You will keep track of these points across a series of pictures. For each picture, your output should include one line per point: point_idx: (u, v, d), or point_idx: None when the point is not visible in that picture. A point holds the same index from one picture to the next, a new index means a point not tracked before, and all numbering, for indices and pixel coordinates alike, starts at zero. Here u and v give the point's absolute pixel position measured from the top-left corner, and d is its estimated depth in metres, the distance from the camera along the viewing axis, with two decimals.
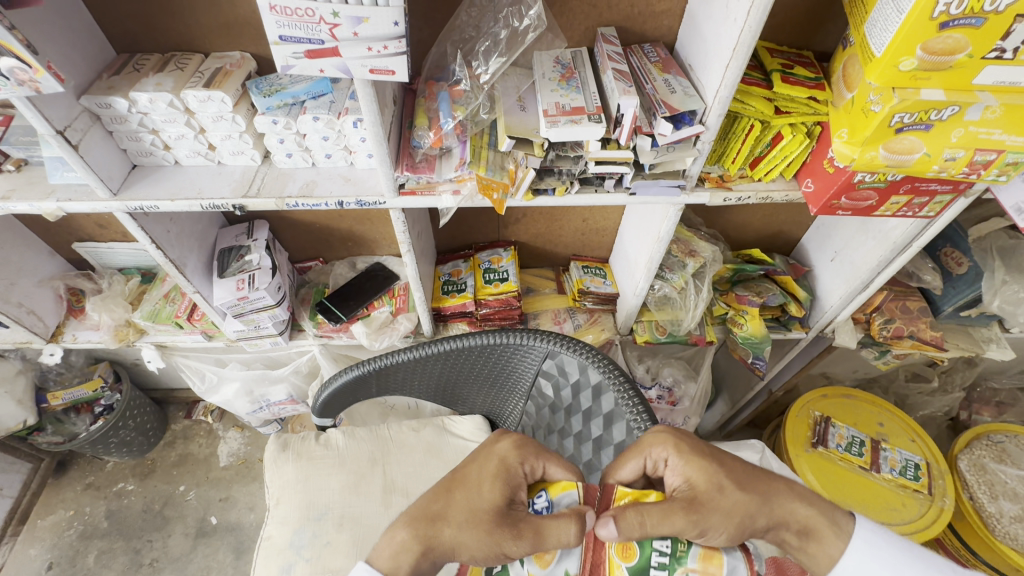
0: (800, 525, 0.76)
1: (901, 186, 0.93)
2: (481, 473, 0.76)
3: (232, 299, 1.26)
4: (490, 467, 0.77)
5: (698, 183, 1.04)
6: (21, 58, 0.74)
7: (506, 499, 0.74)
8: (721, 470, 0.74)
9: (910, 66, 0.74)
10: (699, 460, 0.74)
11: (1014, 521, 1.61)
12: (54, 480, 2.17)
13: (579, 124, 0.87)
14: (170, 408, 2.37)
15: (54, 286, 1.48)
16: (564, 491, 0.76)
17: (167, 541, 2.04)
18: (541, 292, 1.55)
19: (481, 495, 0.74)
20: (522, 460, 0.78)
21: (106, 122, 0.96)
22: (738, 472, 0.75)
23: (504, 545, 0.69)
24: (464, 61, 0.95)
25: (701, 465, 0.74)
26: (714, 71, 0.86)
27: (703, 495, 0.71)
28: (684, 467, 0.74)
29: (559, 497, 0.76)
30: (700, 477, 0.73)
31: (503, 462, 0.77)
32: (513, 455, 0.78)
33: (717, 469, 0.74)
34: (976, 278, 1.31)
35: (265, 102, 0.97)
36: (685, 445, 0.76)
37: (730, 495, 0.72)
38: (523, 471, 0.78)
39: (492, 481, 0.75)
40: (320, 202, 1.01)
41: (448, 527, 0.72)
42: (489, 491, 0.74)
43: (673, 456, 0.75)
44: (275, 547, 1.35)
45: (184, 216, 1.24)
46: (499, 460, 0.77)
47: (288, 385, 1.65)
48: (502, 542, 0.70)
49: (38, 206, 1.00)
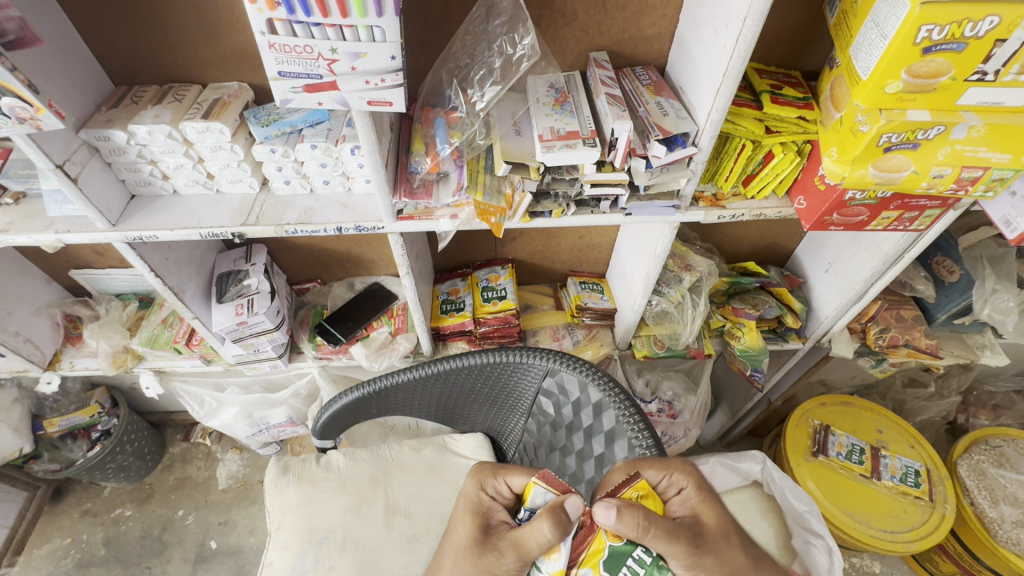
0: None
1: (892, 202, 0.95)
2: (457, 516, 0.84)
3: (231, 324, 1.26)
4: (464, 504, 0.85)
5: (692, 202, 1.05)
6: (21, 97, 0.75)
7: (481, 526, 0.80)
8: (732, 517, 0.75)
9: (895, 88, 0.76)
10: (713, 500, 0.76)
11: (1015, 526, 1.61)
12: (50, 508, 2.14)
13: (575, 148, 0.88)
14: (167, 431, 2.35)
15: (51, 314, 1.47)
16: (533, 492, 0.77)
17: (166, 567, 2.02)
18: (539, 309, 1.56)
19: (459, 533, 0.81)
20: (482, 485, 0.85)
21: (104, 154, 0.97)
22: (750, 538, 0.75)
23: (489, 562, 0.74)
24: (459, 88, 0.97)
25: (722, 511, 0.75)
26: (705, 94, 0.88)
27: (713, 534, 0.72)
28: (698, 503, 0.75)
29: (533, 499, 0.77)
30: (711, 516, 0.74)
31: (469, 495, 0.85)
32: (474, 486, 0.85)
33: (727, 513, 0.75)
34: (969, 287, 1.33)
35: (264, 131, 0.98)
36: (706, 481, 0.77)
37: (734, 547, 0.72)
38: (491, 498, 0.84)
39: (465, 516, 0.82)
40: (319, 228, 1.02)
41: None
42: (464, 525, 0.81)
43: (692, 489, 0.76)
44: (277, 573, 1.34)
45: (182, 243, 1.24)
46: (467, 498, 0.85)
47: (287, 407, 1.64)
48: (489, 561, 0.74)
49: (36, 238, 1.01)
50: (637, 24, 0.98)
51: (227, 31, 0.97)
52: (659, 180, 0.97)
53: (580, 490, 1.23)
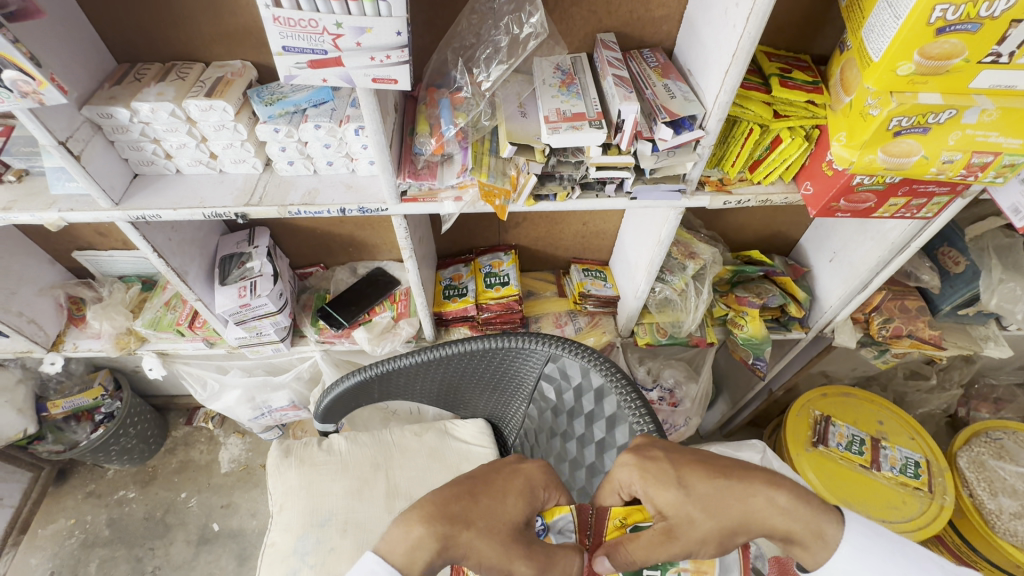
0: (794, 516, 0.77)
1: (900, 188, 0.94)
2: (506, 484, 0.75)
3: (234, 306, 1.26)
4: (516, 482, 0.75)
5: (698, 187, 1.04)
6: (23, 70, 0.75)
7: (524, 519, 0.72)
8: (689, 501, 0.71)
9: (907, 71, 0.75)
10: (665, 487, 0.73)
11: (1013, 517, 1.62)
12: (55, 489, 2.16)
13: (581, 130, 0.87)
14: (170, 415, 2.36)
15: (54, 295, 1.47)
16: (558, 514, 0.78)
17: (169, 548, 2.04)
18: (542, 296, 1.55)
19: (504, 505, 0.72)
20: (548, 486, 0.77)
21: (108, 131, 0.96)
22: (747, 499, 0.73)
23: (513, 565, 0.67)
24: (465, 68, 0.96)
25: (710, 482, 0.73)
26: (713, 76, 0.87)
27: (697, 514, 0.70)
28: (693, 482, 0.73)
29: (554, 520, 0.78)
30: (666, 506, 0.71)
31: (529, 481, 0.76)
32: (539, 478, 0.77)
33: (685, 499, 0.71)
34: (974, 277, 1.32)
35: (267, 111, 0.98)
36: (648, 470, 0.75)
37: (700, 525, 0.70)
38: (543, 496, 0.76)
39: (516, 496, 0.73)
40: (322, 209, 1.02)
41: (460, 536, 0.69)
42: (513, 506, 0.72)
43: (639, 486, 0.74)
44: (279, 554, 1.35)
45: (185, 224, 1.24)
46: (526, 479, 0.76)
47: (290, 391, 1.65)
48: (511, 563, 0.67)
49: (40, 216, 1.00)
50: (646, 4, 0.97)
51: (230, 8, 0.96)
52: (667, 164, 0.96)
53: (581, 476, 1.23)
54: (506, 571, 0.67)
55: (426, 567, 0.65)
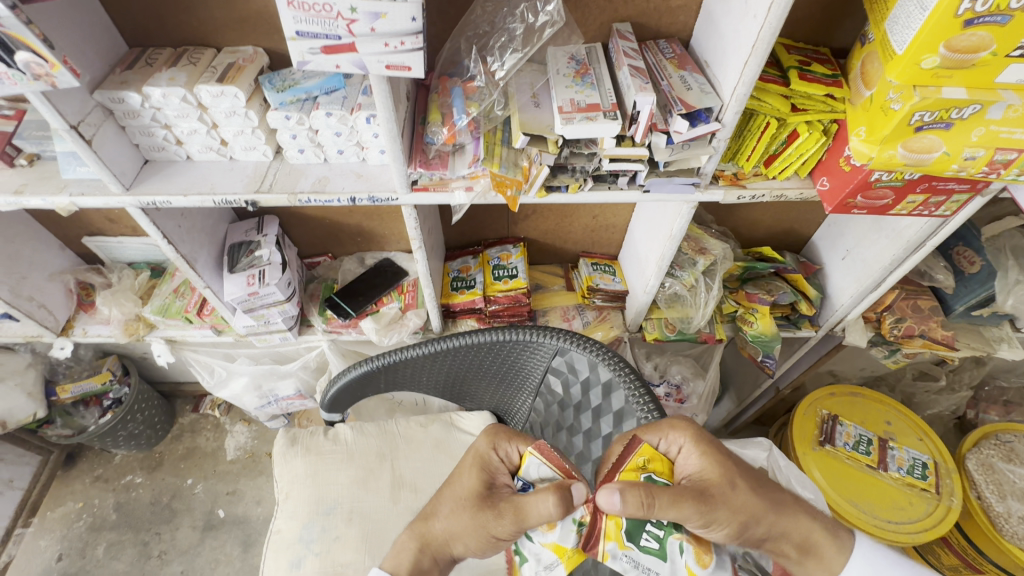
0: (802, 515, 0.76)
1: (919, 184, 0.92)
2: (462, 467, 0.80)
3: (242, 294, 1.27)
4: (468, 459, 0.81)
5: (711, 181, 1.03)
6: (36, 53, 0.74)
7: (485, 484, 0.77)
8: (735, 469, 0.74)
9: (932, 64, 0.73)
10: (715, 452, 0.74)
11: (1022, 520, 1.60)
12: (63, 473, 2.19)
13: (595, 121, 0.86)
14: (177, 402, 2.38)
15: (64, 281, 1.48)
16: (528, 463, 0.77)
17: (175, 533, 2.06)
18: (550, 289, 1.55)
19: (463, 482, 0.77)
20: (493, 445, 0.81)
21: (119, 117, 0.96)
22: (748, 471, 0.75)
23: (487, 526, 0.71)
24: (478, 57, 0.95)
25: (713, 456, 0.73)
26: (731, 67, 0.86)
27: (714, 488, 0.71)
28: (699, 459, 0.74)
29: (527, 470, 0.77)
30: (712, 468, 0.73)
31: (478, 452, 0.81)
32: (486, 442, 0.81)
33: (732, 467, 0.74)
34: (990, 277, 1.30)
35: (279, 97, 0.97)
36: (704, 435, 0.76)
37: (741, 493, 0.72)
38: (498, 458, 0.81)
39: (470, 469, 0.79)
40: (332, 198, 1.01)
41: (438, 522, 0.78)
42: (470, 477, 0.78)
43: (690, 444, 0.75)
44: (284, 541, 1.36)
45: (195, 211, 1.23)
46: (475, 451, 0.81)
47: (296, 380, 1.65)
48: (486, 524, 0.72)
49: (51, 200, 1.00)
50: None
51: None
52: (679, 158, 0.95)
53: (587, 470, 1.23)
54: (485, 532, 0.72)
55: (414, 565, 0.75)
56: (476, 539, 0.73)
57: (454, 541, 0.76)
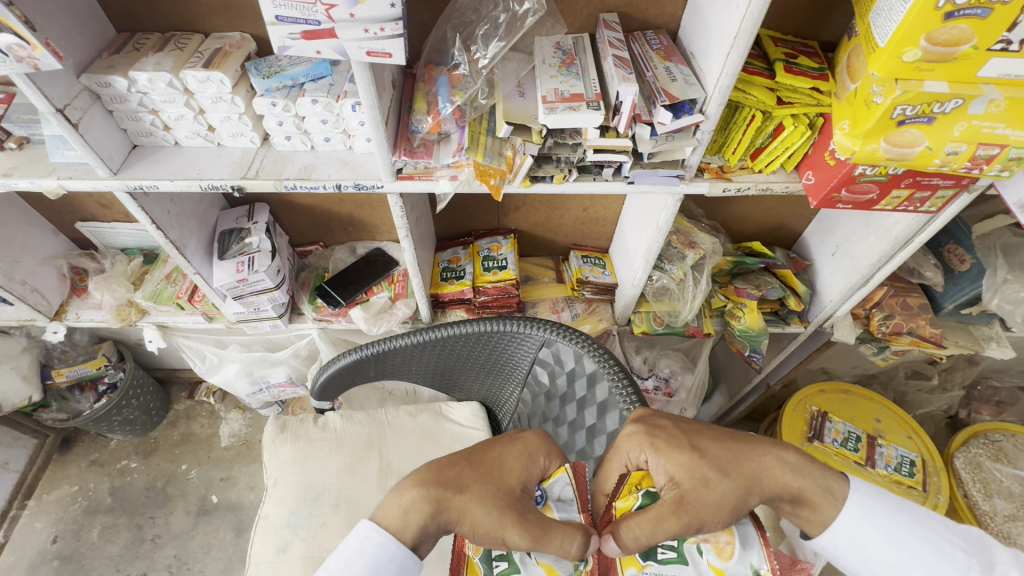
0: (790, 498, 0.75)
1: (903, 179, 0.92)
2: (504, 453, 0.78)
3: (231, 281, 1.27)
4: (513, 449, 0.78)
5: (697, 174, 1.03)
6: (19, 35, 0.75)
7: (520, 486, 0.75)
8: (704, 463, 0.72)
9: (913, 57, 0.73)
10: (679, 455, 0.73)
11: (1007, 519, 1.61)
12: (59, 456, 2.21)
13: (578, 111, 0.86)
14: (172, 388, 2.40)
15: (57, 265, 1.49)
16: (558, 478, 0.78)
17: (169, 518, 2.08)
18: (539, 281, 1.55)
19: (502, 471, 0.75)
20: (542, 454, 0.80)
21: (106, 101, 0.97)
22: (721, 460, 0.73)
23: (509, 526, 0.69)
24: (463, 46, 0.95)
25: (675, 458, 0.73)
26: (715, 59, 0.85)
27: (687, 492, 0.70)
28: (664, 465, 0.73)
29: (553, 485, 0.78)
30: (681, 473, 0.71)
31: (527, 449, 0.79)
32: (537, 447, 0.80)
33: (700, 462, 0.72)
34: (979, 275, 1.30)
35: (265, 83, 0.97)
36: (662, 440, 0.75)
37: (717, 487, 0.70)
38: (539, 464, 0.79)
39: (513, 463, 0.76)
40: (318, 185, 1.02)
41: (460, 495, 0.72)
42: (511, 471, 0.75)
43: (653, 455, 0.74)
44: (272, 526, 1.38)
45: (185, 198, 1.24)
46: (523, 446, 0.79)
47: (287, 367, 1.66)
48: (506, 524, 0.70)
49: (39, 183, 1.01)
50: None
51: None
52: (662, 151, 0.95)
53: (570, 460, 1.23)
54: (500, 533, 0.69)
55: (418, 531, 0.70)
56: (486, 534, 0.70)
57: (463, 520, 0.70)
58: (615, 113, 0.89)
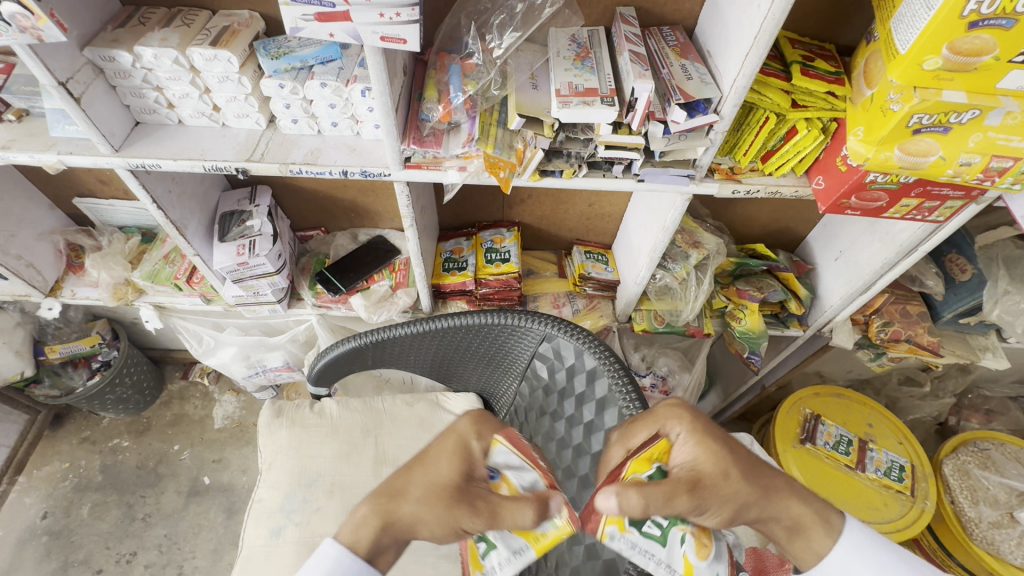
0: (787, 525, 0.75)
1: (914, 188, 0.92)
2: (437, 448, 0.73)
3: (232, 264, 1.26)
4: (448, 443, 0.74)
5: (707, 174, 1.02)
6: (22, 4, 0.73)
7: (463, 475, 0.71)
8: (730, 458, 0.72)
9: (934, 65, 0.72)
10: (711, 442, 0.72)
11: (992, 526, 1.63)
12: (50, 432, 2.20)
13: (592, 106, 0.85)
14: (167, 368, 2.39)
15: (53, 241, 1.46)
16: (495, 448, 0.76)
17: (160, 498, 2.08)
18: (541, 275, 1.54)
19: (439, 469, 0.70)
20: (479, 431, 0.76)
21: (109, 75, 0.95)
22: (745, 462, 0.72)
23: (460, 521, 0.66)
24: (477, 34, 0.93)
25: (707, 442, 0.72)
26: (733, 59, 0.84)
27: (706, 479, 0.69)
28: (694, 447, 0.72)
29: (495, 455, 0.75)
30: (706, 460, 0.71)
31: (460, 437, 0.75)
32: (471, 430, 0.75)
33: (727, 456, 0.71)
34: (979, 286, 1.31)
35: (273, 64, 0.95)
36: (702, 424, 0.74)
37: (734, 484, 0.70)
38: (479, 446, 0.75)
39: (448, 454, 0.72)
40: (324, 170, 1.00)
41: (406, 503, 0.68)
42: (446, 466, 0.71)
43: (688, 433, 0.73)
44: (266, 510, 1.38)
45: (186, 177, 1.22)
46: (456, 436, 0.75)
47: (284, 352, 1.65)
48: (459, 518, 0.66)
49: (38, 157, 0.99)
50: None
51: None
52: (674, 151, 0.94)
53: (567, 455, 1.23)
54: (456, 527, 0.66)
55: (371, 545, 0.66)
56: (442, 533, 0.66)
57: (419, 527, 0.67)
58: (629, 110, 0.88)
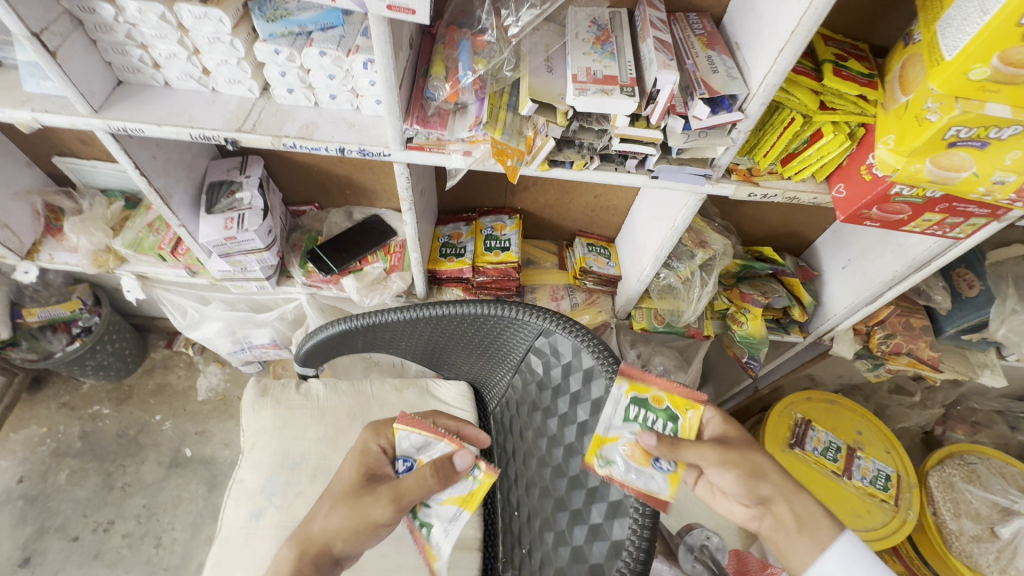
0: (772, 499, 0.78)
1: (938, 204, 0.87)
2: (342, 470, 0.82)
3: (218, 238, 1.20)
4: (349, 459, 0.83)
5: (724, 174, 0.97)
6: None
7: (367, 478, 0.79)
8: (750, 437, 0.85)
9: (981, 75, 0.68)
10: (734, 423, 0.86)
11: (971, 540, 1.64)
12: (28, 396, 2.15)
13: (610, 95, 0.79)
14: (150, 336, 2.33)
15: (31, 201, 1.39)
16: (399, 437, 0.83)
17: (140, 468, 2.05)
18: (541, 266, 1.49)
19: (342, 482, 0.80)
20: (372, 436, 0.84)
21: (90, 29, 0.87)
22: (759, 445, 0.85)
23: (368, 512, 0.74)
24: (492, 9, 0.87)
25: (734, 420, 0.85)
26: (765, 54, 0.78)
27: (732, 440, 0.83)
28: (722, 424, 0.85)
29: (401, 442, 0.82)
30: (730, 430, 0.85)
31: (359, 445, 0.83)
32: (368, 434, 0.85)
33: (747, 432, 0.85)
34: (986, 303, 1.28)
35: (268, 28, 0.88)
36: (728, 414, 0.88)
37: (755, 451, 0.83)
38: (382, 446, 0.84)
39: (351, 466, 0.81)
40: (320, 146, 0.94)
41: (317, 522, 0.76)
42: (349, 474, 0.80)
43: (718, 417, 0.86)
44: (246, 491, 1.35)
45: (172, 143, 1.15)
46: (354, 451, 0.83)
47: (272, 329, 1.60)
48: (366, 509, 0.74)
49: (11, 113, 0.92)
50: None
51: None
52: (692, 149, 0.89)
53: (557, 454, 1.19)
54: (365, 519, 0.74)
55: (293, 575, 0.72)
56: (359, 535, 0.74)
57: (335, 540, 0.74)
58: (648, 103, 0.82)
